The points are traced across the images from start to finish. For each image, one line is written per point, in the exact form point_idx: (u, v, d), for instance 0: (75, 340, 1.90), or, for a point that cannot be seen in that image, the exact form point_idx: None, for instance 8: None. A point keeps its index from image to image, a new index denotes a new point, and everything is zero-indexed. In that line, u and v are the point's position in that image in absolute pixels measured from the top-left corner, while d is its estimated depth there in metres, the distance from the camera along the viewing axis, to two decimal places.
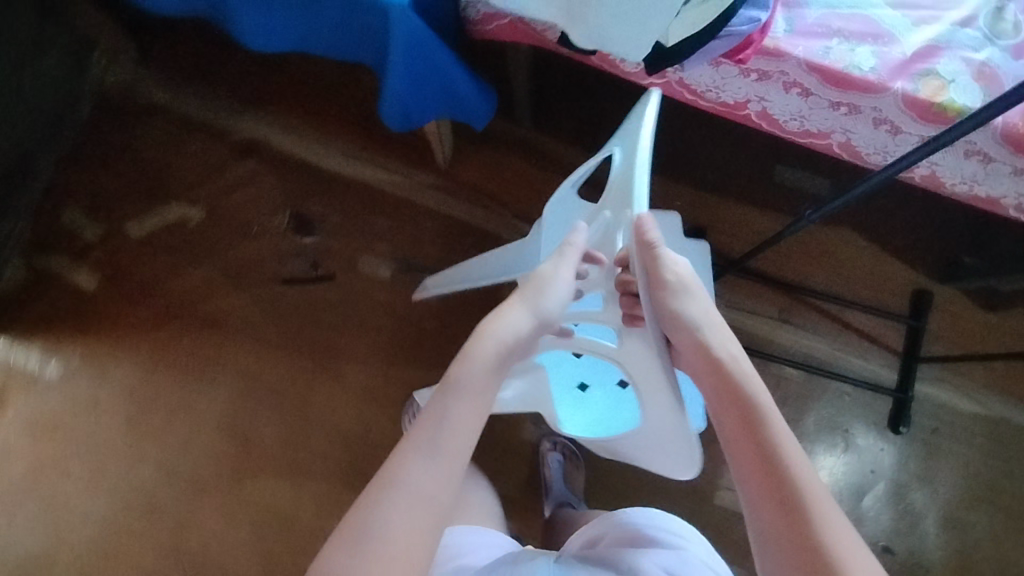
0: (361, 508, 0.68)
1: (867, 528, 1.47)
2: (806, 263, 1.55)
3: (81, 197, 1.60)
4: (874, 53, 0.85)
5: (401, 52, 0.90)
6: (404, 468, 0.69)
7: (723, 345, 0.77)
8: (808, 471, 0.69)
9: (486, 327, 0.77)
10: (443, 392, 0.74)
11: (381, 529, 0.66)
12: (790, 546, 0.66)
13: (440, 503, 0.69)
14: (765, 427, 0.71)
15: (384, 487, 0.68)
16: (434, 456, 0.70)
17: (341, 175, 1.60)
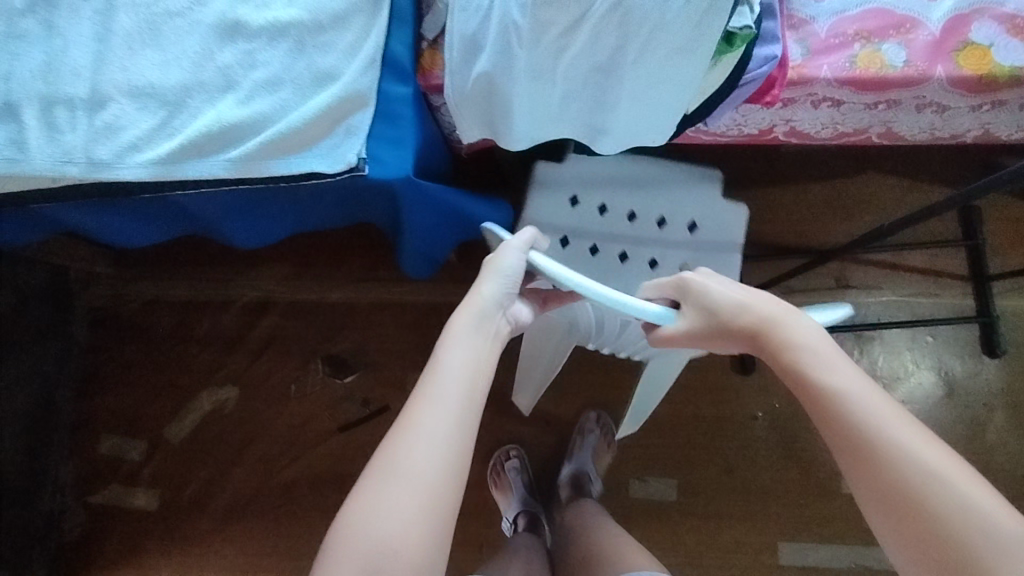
0: (378, 460, 0.64)
1: (1001, 459, 1.42)
2: (847, 222, 1.49)
3: (113, 421, 1.53)
4: (902, 44, 0.78)
5: (416, 210, 0.83)
6: (416, 414, 0.66)
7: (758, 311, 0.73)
8: (885, 427, 0.61)
9: (468, 299, 0.76)
10: (444, 348, 0.72)
11: (398, 474, 0.62)
12: (882, 499, 0.60)
13: (456, 446, 0.65)
14: (819, 381, 0.66)
15: (398, 433, 0.65)
16: (446, 403, 0.67)
17: (357, 304, 1.53)
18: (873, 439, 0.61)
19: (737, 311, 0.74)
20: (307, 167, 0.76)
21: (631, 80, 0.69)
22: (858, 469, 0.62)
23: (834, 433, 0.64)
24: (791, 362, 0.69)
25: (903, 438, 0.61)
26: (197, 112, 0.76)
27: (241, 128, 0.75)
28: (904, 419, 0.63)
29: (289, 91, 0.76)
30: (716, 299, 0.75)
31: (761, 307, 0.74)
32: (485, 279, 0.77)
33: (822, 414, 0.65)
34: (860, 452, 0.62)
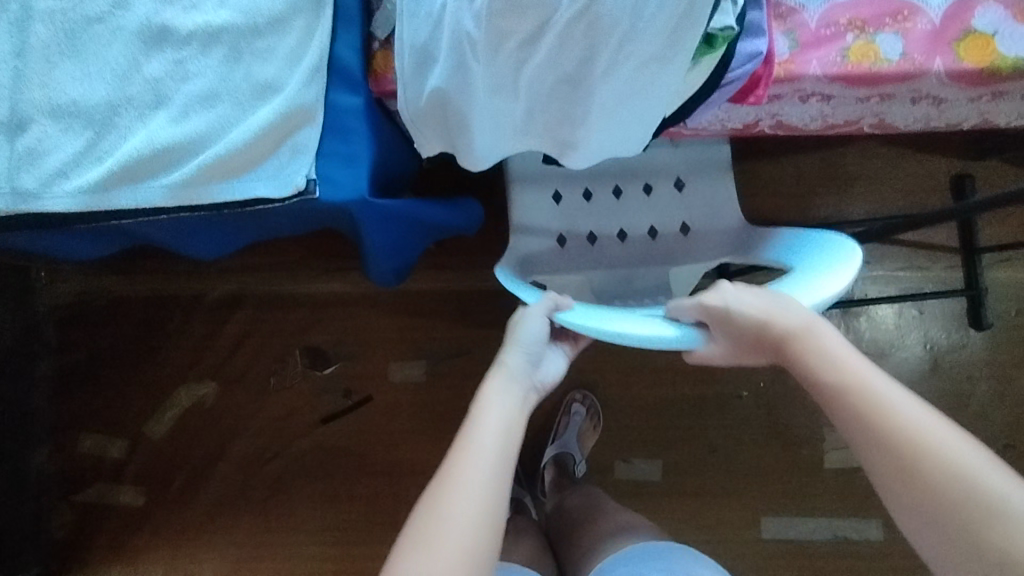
0: (422, 514, 0.67)
1: (982, 430, 1.43)
2: (837, 195, 1.43)
3: (90, 420, 1.51)
4: (898, 34, 0.72)
5: (376, 230, 0.77)
6: (457, 468, 0.69)
7: (784, 320, 0.69)
8: (916, 427, 0.60)
9: (501, 363, 0.82)
10: (480, 407, 0.76)
11: (444, 525, 0.65)
12: (919, 505, 0.58)
13: (497, 498, 0.68)
14: (849, 386, 0.64)
15: (439, 487, 0.68)
16: (484, 458, 0.70)
17: (332, 293, 1.48)
18: (906, 443, 0.60)
19: (766, 326, 0.70)
20: (252, 191, 0.69)
21: (601, 93, 0.63)
22: (913, 502, 0.59)
23: (884, 463, 0.61)
24: (818, 374, 0.67)
25: (960, 470, 0.57)
26: (126, 132, 0.69)
27: (176, 150, 0.68)
28: (967, 446, 0.58)
29: (226, 107, 0.69)
30: (737, 314, 0.71)
31: (791, 319, 0.69)
32: (512, 343, 0.83)
33: (872, 443, 0.62)
34: (918, 484, 0.58)
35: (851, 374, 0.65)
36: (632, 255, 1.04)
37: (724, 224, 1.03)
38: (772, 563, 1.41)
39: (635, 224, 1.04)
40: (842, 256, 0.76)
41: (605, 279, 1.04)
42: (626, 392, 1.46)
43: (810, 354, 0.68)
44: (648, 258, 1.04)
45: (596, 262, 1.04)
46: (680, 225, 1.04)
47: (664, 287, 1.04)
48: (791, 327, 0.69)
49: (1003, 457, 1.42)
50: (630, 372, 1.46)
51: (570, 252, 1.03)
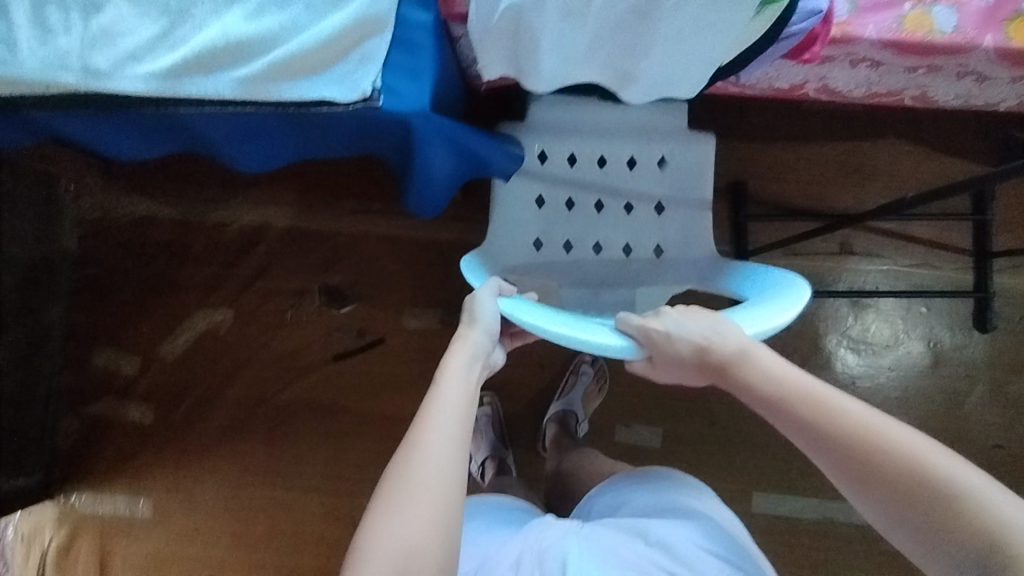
0: (389, 484, 0.70)
1: (974, 429, 1.47)
2: (859, 186, 1.46)
3: (105, 335, 1.53)
4: (954, 7, 0.74)
5: (428, 150, 0.79)
6: (421, 440, 0.72)
7: (725, 342, 0.75)
8: (856, 422, 0.65)
9: (457, 343, 0.84)
10: (437, 383, 0.79)
11: (410, 494, 0.68)
12: (878, 494, 0.62)
13: (458, 467, 0.71)
14: (791, 396, 0.70)
15: (405, 457, 0.71)
16: (445, 430, 0.73)
17: (355, 234, 1.51)
18: (850, 439, 0.64)
19: (707, 350, 0.76)
20: (316, 94, 0.71)
21: (668, 27, 0.65)
22: (875, 500, 0.63)
23: (840, 468, 0.65)
24: (763, 389, 0.72)
25: (904, 463, 0.61)
26: (200, 23, 0.71)
27: (247, 45, 0.70)
28: (906, 437, 0.63)
29: (300, 9, 0.71)
30: (677, 340, 0.77)
31: (728, 343, 0.75)
32: (467, 324, 0.86)
33: (827, 453, 0.66)
34: (873, 482, 0.63)
35: (793, 390, 0.70)
36: (604, 268, 1.08)
37: (697, 251, 1.06)
38: (758, 537, 1.45)
39: (611, 238, 1.07)
40: (796, 295, 0.81)
41: (571, 286, 1.07)
42: None
43: (751, 374, 0.73)
44: (621, 273, 1.07)
45: (567, 270, 1.07)
46: (655, 246, 1.07)
47: (629, 304, 1.07)
48: (729, 351, 0.75)
49: (992, 457, 1.46)
50: None
51: (545, 258, 1.07)
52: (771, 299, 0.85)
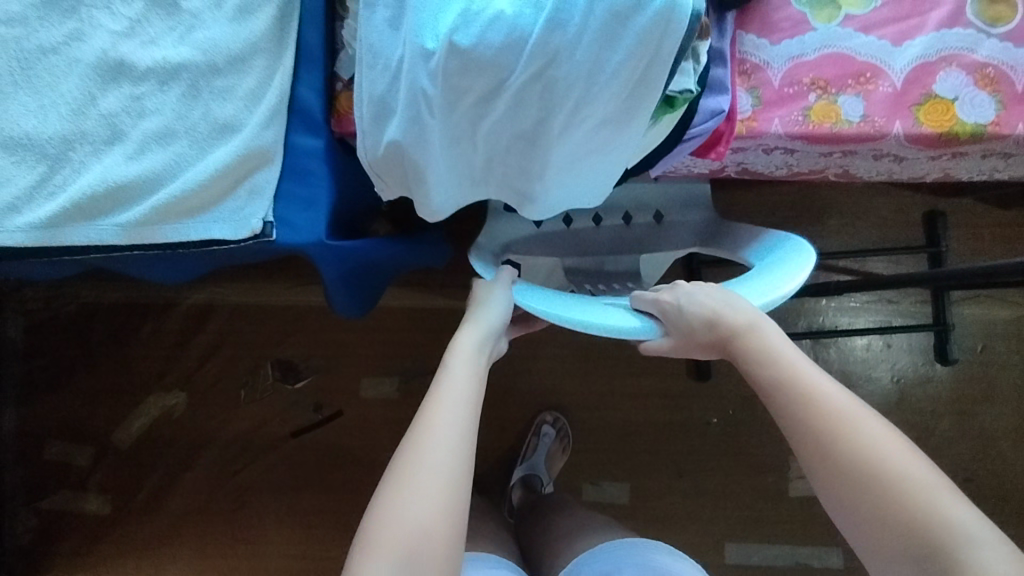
0: (400, 466, 0.63)
1: (945, 463, 1.45)
2: (813, 226, 1.44)
3: (58, 427, 1.49)
4: (860, 96, 0.72)
5: (334, 268, 0.78)
6: (432, 421, 0.66)
7: (735, 313, 0.68)
8: (842, 412, 0.56)
9: (468, 323, 0.78)
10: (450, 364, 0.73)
11: (421, 478, 0.62)
12: (848, 497, 0.53)
13: (468, 445, 0.65)
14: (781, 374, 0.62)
15: (416, 439, 0.64)
16: (456, 411, 0.67)
17: (306, 307, 1.48)
18: (831, 430, 0.56)
19: (712, 319, 0.69)
20: (208, 233, 0.69)
21: (557, 151, 0.62)
22: (825, 485, 0.55)
23: (803, 445, 0.58)
24: (754, 365, 0.65)
25: (876, 451, 0.53)
26: (80, 167, 0.68)
27: (129, 189, 0.67)
28: (891, 431, 0.55)
29: (184, 145, 0.68)
30: (685, 311, 0.71)
31: (735, 316, 0.68)
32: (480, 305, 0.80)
33: (793, 426, 0.59)
34: (829, 465, 0.55)
35: (786, 358, 0.63)
36: (604, 241, 0.96)
37: (700, 214, 0.95)
38: None
39: (611, 208, 0.95)
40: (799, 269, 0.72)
41: (572, 259, 0.95)
42: (596, 413, 1.44)
43: (748, 348, 0.66)
44: (621, 245, 0.95)
45: (566, 245, 0.95)
46: (654, 213, 0.96)
47: (635, 277, 0.95)
48: (735, 323, 0.68)
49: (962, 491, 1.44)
50: (602, 394, 1.44)
51: (544, 234, 0.95)
52: (775, 268, 0.76)
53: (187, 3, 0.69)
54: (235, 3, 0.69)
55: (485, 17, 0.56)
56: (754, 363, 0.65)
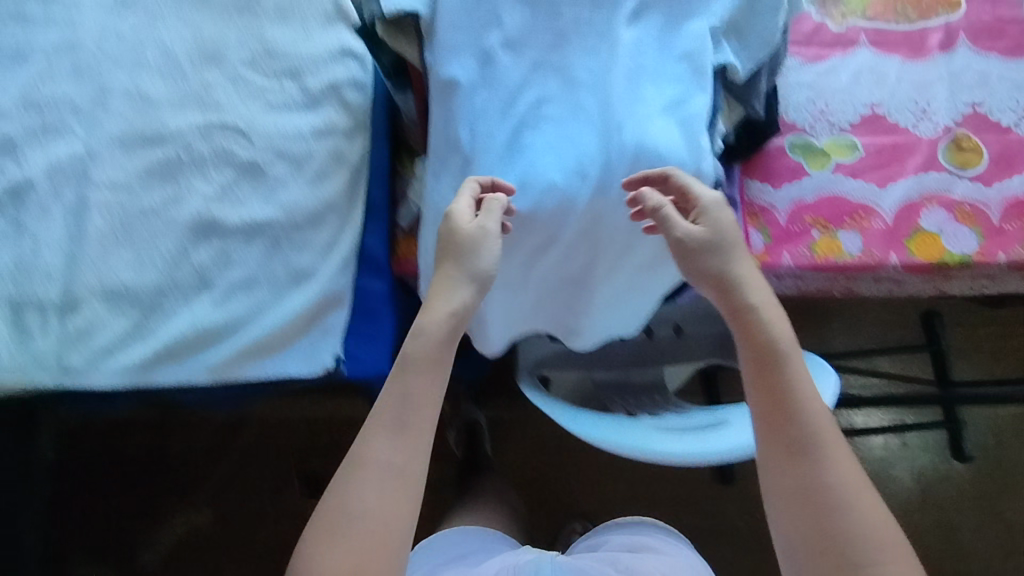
0: (331, 498, 0.56)
1: (976, 562, 1.44)
2: (819, 329, 1.52)
3: (81, 549, 1.48)
4: (856, 232, 0.83)
5: None
6: (365, 449, 0.57)
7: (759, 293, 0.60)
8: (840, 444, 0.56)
9: (440, 277, 0.61)
10: (402, 354, 0.59)
11: (348, 520, 0.54)
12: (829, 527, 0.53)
13: (402, 486, 0.56)
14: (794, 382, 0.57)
15: (348, 469, 0.56)
16: (389, 446, 0.57)
17: (335, 419, 1.52)
18: (832, 459, 0.55)
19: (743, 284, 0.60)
20: (284, 370, 0.77)
21: (600, 291, 0.71)
22: (798, 511, 0.54)
23: (788, 466, 0.55)
24: (771, 354, 0.58)
25: (858, 498, 0.53)
26: (171, 314, 0.76)
27: (215, 331, 0.76)
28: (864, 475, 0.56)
29: (265, 291, 0.77)
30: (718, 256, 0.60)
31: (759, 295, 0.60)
32: (456, 256, 0.62)
33: (785, 444, 0.56)
34: (810, 496, 0.54)
35: (793, 363, 0.58)
36: (629, 354, 1.01)
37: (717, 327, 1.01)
38: None
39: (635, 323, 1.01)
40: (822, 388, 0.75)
41: (600, 379, 1.00)
42: None
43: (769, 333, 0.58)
44: (644, 357, 1.00)
45: (593, 360, 1.00)
46: (675, 326, 1.01)
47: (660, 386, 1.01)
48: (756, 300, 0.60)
49: None
50: None
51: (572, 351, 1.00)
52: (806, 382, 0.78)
53: (272, 169, 0.80)
54: (314, 169, 0.80)
55: (539, 186, 0.66)
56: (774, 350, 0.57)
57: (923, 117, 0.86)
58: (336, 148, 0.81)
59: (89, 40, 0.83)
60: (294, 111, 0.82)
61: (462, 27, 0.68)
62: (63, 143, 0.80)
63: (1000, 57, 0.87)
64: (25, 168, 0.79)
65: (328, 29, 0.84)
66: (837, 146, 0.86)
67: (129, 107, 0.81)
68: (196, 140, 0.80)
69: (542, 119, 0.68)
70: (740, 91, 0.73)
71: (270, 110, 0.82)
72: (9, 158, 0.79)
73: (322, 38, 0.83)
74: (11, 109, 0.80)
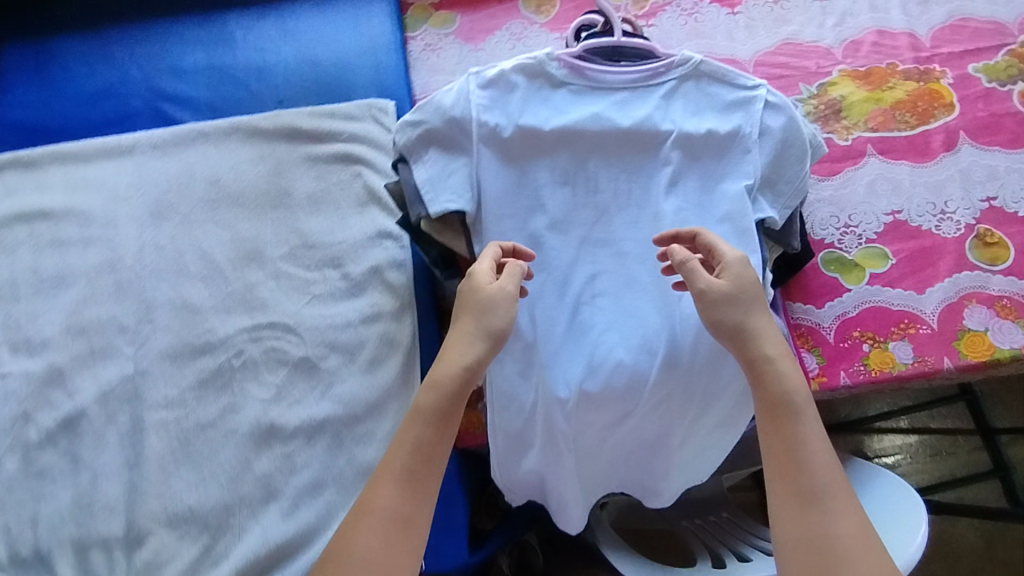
0: (337, 544, 0.58)
1: None
2: None
3: None
4: (906, 340, 0.84)
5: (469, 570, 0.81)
6: (373, 494, 0.59)
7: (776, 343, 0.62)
8: (850, 501, 0.57)
9: (454, 329, 0.63)
10: (415, 405, 0.62)
11: (351, 567, 0.55)
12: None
13: (407, 530, 0.58)
14: (806, 434, 0.59)
15: (355, 516, 0.58)
16: (399, 490, 0.59)
17: None
18: (840, 512, 0.56)
19: (759, 333, 0.61)
20: None
21: (680, 455, 0.70)
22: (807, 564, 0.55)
23: (798, 517, 0.56)
24: (784, 405, 0.60)
25: (866, 556, 0.54)
26: (242, 532, 0.73)
27: (290, 548, 0.72)
28: (870, 530, 0.56)
29: (334, 492, 0.75)
30: (736, 302, 0.61)
31: (775, 346, 0.62)
32: (471, 312, 0.63)
33: (795, 493, 0.57)
34: (818, 547, 0.55)
35: (803, 417, 0.59)
36: None
37: None
38: None
39: None
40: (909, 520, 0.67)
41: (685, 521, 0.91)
42: None
43: (785, 384, 0.60)
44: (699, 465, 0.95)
45: None
46: None
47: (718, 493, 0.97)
48: (772, 350, 0.61)
49: None
50: None
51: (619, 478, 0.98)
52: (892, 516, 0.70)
53: (326, 362, 0.79)
54: (367, 356, 0.80)
55: (608, 364, 0.66)
56: (787, 400, 0.60)
57: (943, 217, 0.89)
58: (387, 331, 0.81)
59: (128, 257, 0.84)
60: (340, 300, 0.82)
61: (510, 216, 0.70)
62: (113, 366, 0.80)
63: (1003, 150, 0.91)
64: (77, 398, 0.78)
65: (362, 213, 0.86)
66: (869, 256, 0.88)
67: (175, 318, 0.81)
68: (246, 343, 0.80)
69: (598, 295, 0.69)
70: (779, 233, 0.75)
71: (315, 302, 0.82)
72: (61, 389, 0.79)
73: (359, 224, 0.85)
74: (58, 340, 0.81)
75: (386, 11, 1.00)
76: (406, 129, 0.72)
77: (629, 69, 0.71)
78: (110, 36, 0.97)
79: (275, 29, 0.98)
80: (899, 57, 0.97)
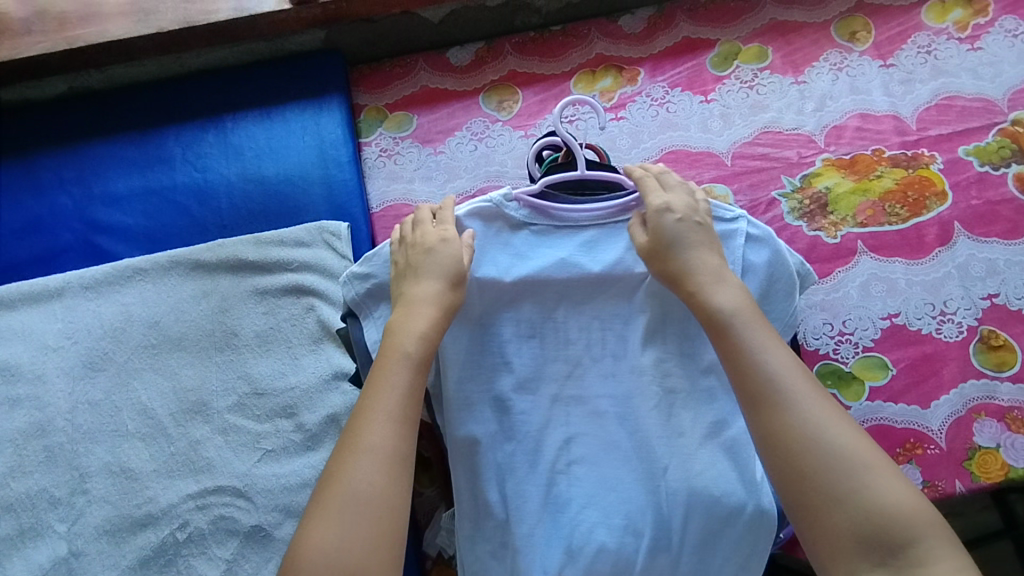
0: (328, 484, 0.49)
1: None
2: None
3: None
4: (912, 462, 0.77)
5: None
6: (360, 433, 0.50)
7: (709, 262, 0.57)
8: (806, 386, 0.50)
9: (414, 289, 0.58)
10: (400, 349, 0.54)
11: (350, 504, 0.47)
12: (811, 472, 0.47)
13: (400, 465, 0.50)
14: (748, 341, 0.52)
15: (344, 453, 0.49)
16: (387, 423, 0.51)
17: None
18: (797, 398, 0.49)
19: (687, 264, 0.57)
20: None
21: None
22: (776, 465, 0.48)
23: (758, 423, 0.50)
24: (715, 314, 0.54)
25: (834, 437, 0.47)
26: None
27: None
28: (838, 410, 0.50)
29: None
30: (670, 240, 0.58)
31: (705, 262, 0.57)
32: (431, 276, 0.58)
33: (745, 399, 0.51)
34: (785, 444, 0.48)
35: (739, 322, 0.53)
36: None
37: None
38: None
39: None
40: None
41: None
42: None
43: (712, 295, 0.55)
44: None
45: None
46: None
47: None
48: (703, 270, 0.57)
49: None
50: None
51: None
52: None
53: (281, 530, 0.71)
54: None
55: (591, 547, 0.59)
56: (719, 310, 0.54)
57: (943, 319, 0.83)
58: None
59: (60, 416, 0.76)
60: (295, 456, 0.74)
61: (471, 379, 0.63)
62: (45, 547, 0.71)
63: (1000, 241, 0.85)
64: None
65: (316, 352, 0.79)
66: (867, 367, 0.82)
67: (113, 487, 0.73)
68: (191, 513, 0.72)
69: (574, 463, 0.62)
70: None
71: (267, 458, 0.74)
72: None
73: (313, 364, 0.78)
74: None
75: (335, 117, 0.92)
76: (353, 282, 0.65)
77: (594, 206, 0.65)
78: (36, 162, 0.91)
79: (215, 145, 0.91)
80: (884, 141, 0.91)
